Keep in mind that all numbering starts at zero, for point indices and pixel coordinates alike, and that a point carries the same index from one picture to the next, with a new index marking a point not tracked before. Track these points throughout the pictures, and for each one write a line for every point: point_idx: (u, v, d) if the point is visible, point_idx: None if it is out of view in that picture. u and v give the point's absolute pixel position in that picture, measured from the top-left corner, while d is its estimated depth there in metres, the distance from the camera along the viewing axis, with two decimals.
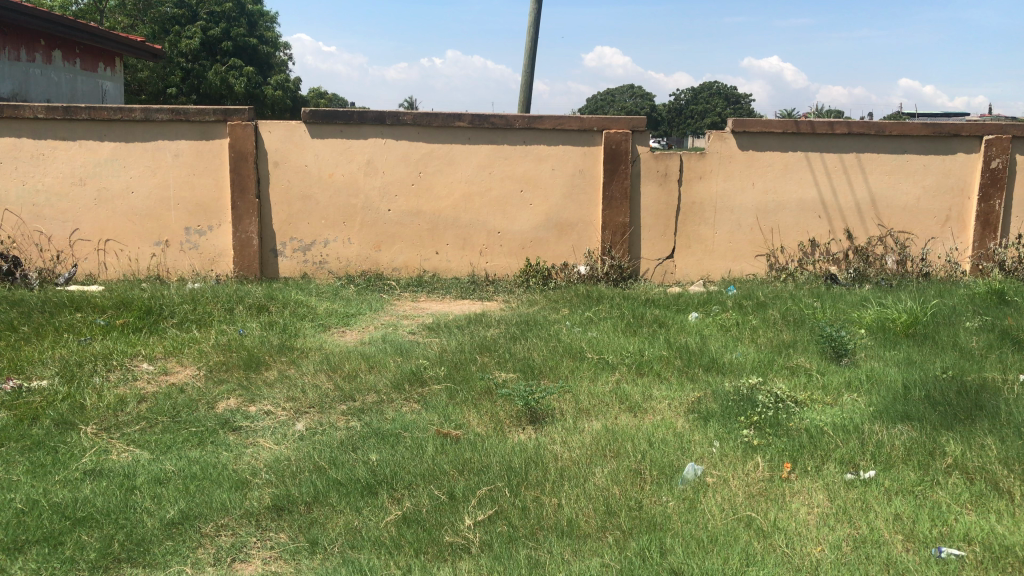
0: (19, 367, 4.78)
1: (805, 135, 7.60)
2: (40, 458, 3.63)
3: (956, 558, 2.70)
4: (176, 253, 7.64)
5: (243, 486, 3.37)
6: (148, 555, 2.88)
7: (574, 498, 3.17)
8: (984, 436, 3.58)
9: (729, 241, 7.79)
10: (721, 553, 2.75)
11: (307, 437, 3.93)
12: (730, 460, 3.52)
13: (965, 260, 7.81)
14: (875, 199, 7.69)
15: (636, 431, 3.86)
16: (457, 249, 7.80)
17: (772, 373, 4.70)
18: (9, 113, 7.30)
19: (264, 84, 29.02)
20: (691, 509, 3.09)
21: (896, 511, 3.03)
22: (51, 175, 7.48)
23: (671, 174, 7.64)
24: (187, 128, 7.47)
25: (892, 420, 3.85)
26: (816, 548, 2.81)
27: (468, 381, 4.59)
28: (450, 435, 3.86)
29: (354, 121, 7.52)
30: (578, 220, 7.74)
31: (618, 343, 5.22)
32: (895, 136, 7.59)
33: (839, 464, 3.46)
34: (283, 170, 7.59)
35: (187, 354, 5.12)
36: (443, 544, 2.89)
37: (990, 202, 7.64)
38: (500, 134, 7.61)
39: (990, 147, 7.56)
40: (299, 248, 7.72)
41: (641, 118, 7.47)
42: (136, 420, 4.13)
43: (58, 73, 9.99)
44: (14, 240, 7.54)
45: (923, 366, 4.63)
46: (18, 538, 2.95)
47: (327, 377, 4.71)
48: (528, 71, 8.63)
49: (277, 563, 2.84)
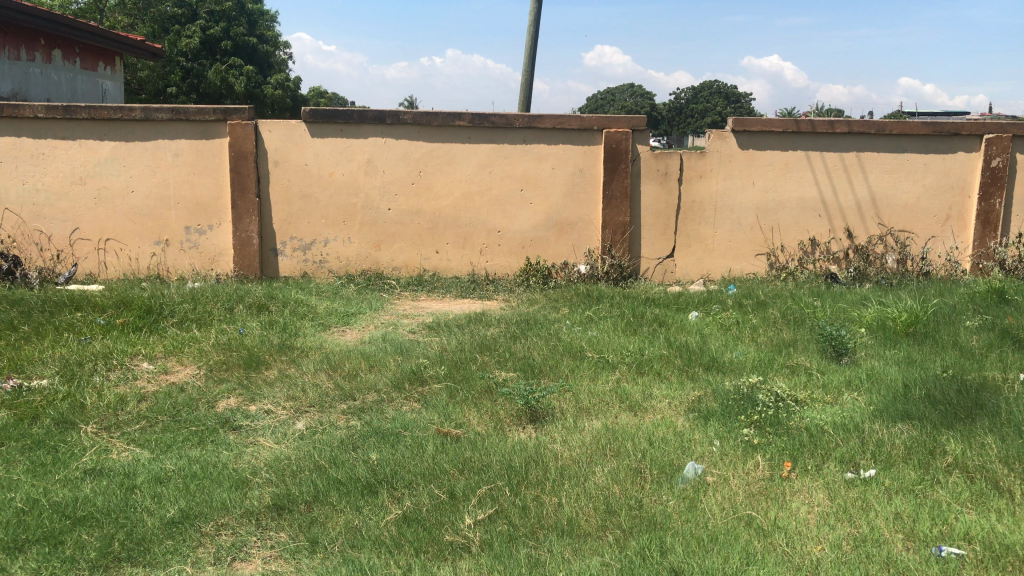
0: (18, 366, 4.78)
1: (805, 134, 7.60)
2: (40, 457, 3.63)
3: (956, 557, 2.70)
4: (176, 252, 7.64)
5: (243, 486, 3.37)
6: (148, 555, 2.87)
7: (574, 497, 3.17)
8: (985, 435, 3.58)
9: (729, 240, 7.78)
10: (721, 552, 2.75)
11: (307, 437, 3.92)
12: (730, 459, 3.52)
13: (965, 259, 7.81)
14: (875, 198, 7.69)
15: (636, 430, 3.85)
16: (457, 248, 7.80)
17: (772, 372, 4.70)
18: (9, 112, 7.29)
19: (264, 83, 29.00)
20: (691, 508, 3.09)
21: (896, 510, 3.03)
22: (51, 175, 7.48)
23: (671, 173, 7.64)
24: (187, 127, 7.47)
25: (893, 419, 3.85)
26: (816, 547, 2.80)
27: (469, 380, 4.58)
28: (450, 435, 3.86)
29: (354, 120, 7.52)
30: (578, 219, 7.73)
31: (619, 343, 5.21)
32: (895, 135, 7.59)
33: (839, 463, 3.45)
34: (283, 169, 7.59)
35: (187, 353, 5.12)
36: (443, 543, 2.89)
37: (991, 201, 7.64)
38: (500, 133, 7.61)
39: (990, 146, 7.56)
40: (299, 248, 7.72)
41: (641, 117, 7.47)
42: (136, 420, 4.13)
43: (58, 72, 9.99)
44: (14, 239, 7.54)
45: (923, 365, 4.63)
46: (18, 537, 2.94)
47: (328, 376, 4.71)
48: (528, 70, 8.63)
49: (278, 562, 2.84)
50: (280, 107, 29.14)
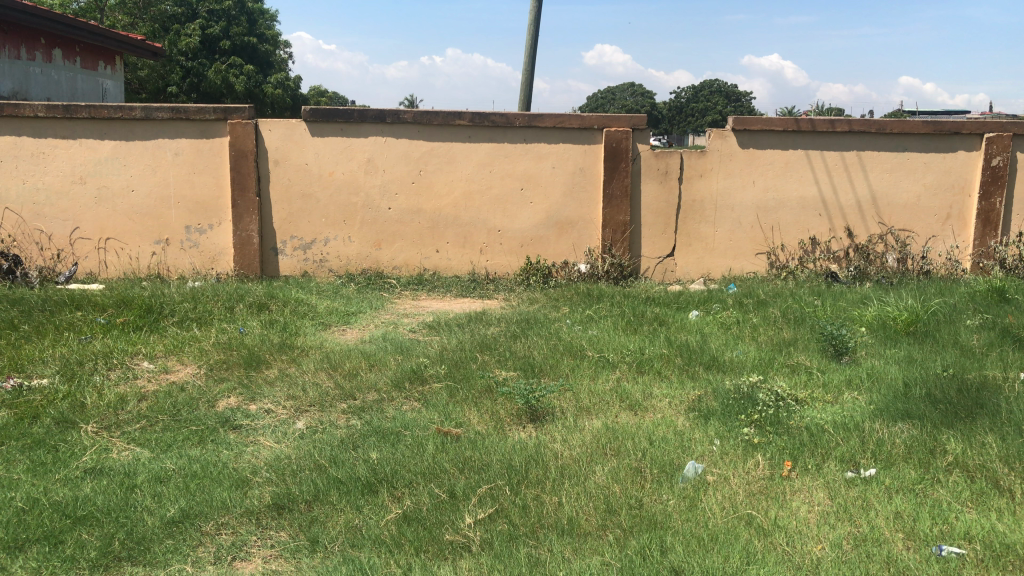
0: (18, 365, 4.78)
1: (805, 133, 7.59)
2: (40, 457, 3.63)
3: (956, 557, 2.70)
4: (176, 251, 7.64)
5: (243, 485, 3.37)
6: (148, 554, 2.88)
7: (574, 496, 3.17)
8: (985, 435, 3.58)
9: (729, 239, 7.78)
10: (721, 552, 2.75)
11: (307, 436, 3.92)
12: (730, 458, 3.52)
13: (966, 258, 7.80)
14: (875, 197, 7.68)
15: (636, 429, 3.85)
16: (457, 248, 7.80)
17: (772, 371, 4.70)
18: (9, 111, 7.29)
19: (265, 82, 29.00)
20: (691, 507, 3.09)
21: (896, 509, 3.03)
22: (51, 174, 7.48)
23: (671, 172, 7.64)
24: (187, 126, 7.47)
25: (893, 418, 3.85)
26: (816, 546, 2.81)
27: (469, 380, 4.58)
28: (450, 434, 3.86)
29: (354, 119, 7.52)
30: (579, 218, 7.73)
31: (619, 342, 5.21)
32: (895, 134, 7.59)
33: (840, 462, 3.45)
34: (283, 169, 7.59)
35: (187, 352, 5.12)
36: (443, 543, 2.88)
37: (992, 200, 7.62)
38: (500, 132, 7.60)
39: (991, 145, 7.55)
40: (299, 247, 7.72)
41: (641, 116, 7.46)
42: (136, 419, 4.13)
43: (58, 71, 9.98)
44: (14, 238, 7.54)
45: (924, 364, 4.63)
46: (18, 536, 2.94)
47: (328, 375, 4.71)
48: (528, 70, 8.63)
49: (278, 562, 2.84)
50: (280, 106, 29.12)
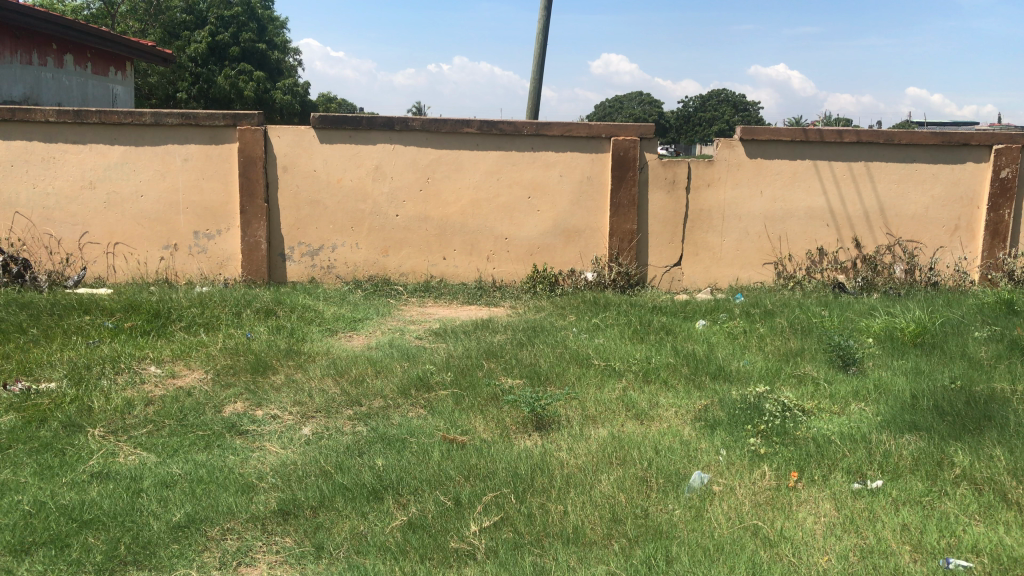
0: (27, 368, 4.82)
1: (814, 143, 7.60)
2: (48, 459, 3.65)
3: (964, 569, 2.67)
4: (185, 256, 7.67)
5: (249, 490, 3.37)
6: (154, 558, 2.88)
7: (580, 505, 3.16)
8: (992, 447, 3.56)
9: (737, 249, 7.77)
10: (727, 562, 2.74)
11: (314, 442, 3.93)
12: (737, 468, 3.51)
13: (974, 269, 7.78)
14: (883, 207, 7.67)
15: (642, 439, 3.84)
16: (464, 255, 7.81)
17: (779, 381, 4.69)
18: (21, 116, 7.37)
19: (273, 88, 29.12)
20: (697, 518, 3.08)
21: (902, 521, 3.02)
22: (61, 179, 7.54)
23: (679, 181, 7.64)
24: (196, 131, 7.50)
25: (900, 429, 3.84)
26: (823, 557, 2.79)
27: (474, 387, 4.59)
28: (455, 441, 3.86)
29: (363, 127, 7.56)
30: (586, 226, 7.74)
31: (625, 351, 5.22)
32: (904, 145, 7.57)
33: (847, 473, 3.44)
34: (292, 175, 7.62)
35: (194, 357, 5.13)
36: (449, 550, 2.88)
37: (1000, 211, 7.61)
38: (508, 140, 7.64)
39: (1000, 156, 7.53)
40: (307, 253, 7.74)
41: (649, 125, 7.47)
42: (143, 423, 4.15)
43: (69, 76, 10.09)
44: (25, 243, 7.60)
45: (931, 376, 4.61)
46: (25, 539, 2.96)
47: (334, 382, 4.72)
48: (536, 78, 8.66)
49: (283, 567, 2.84)
50: (290, 112, 29.26)
